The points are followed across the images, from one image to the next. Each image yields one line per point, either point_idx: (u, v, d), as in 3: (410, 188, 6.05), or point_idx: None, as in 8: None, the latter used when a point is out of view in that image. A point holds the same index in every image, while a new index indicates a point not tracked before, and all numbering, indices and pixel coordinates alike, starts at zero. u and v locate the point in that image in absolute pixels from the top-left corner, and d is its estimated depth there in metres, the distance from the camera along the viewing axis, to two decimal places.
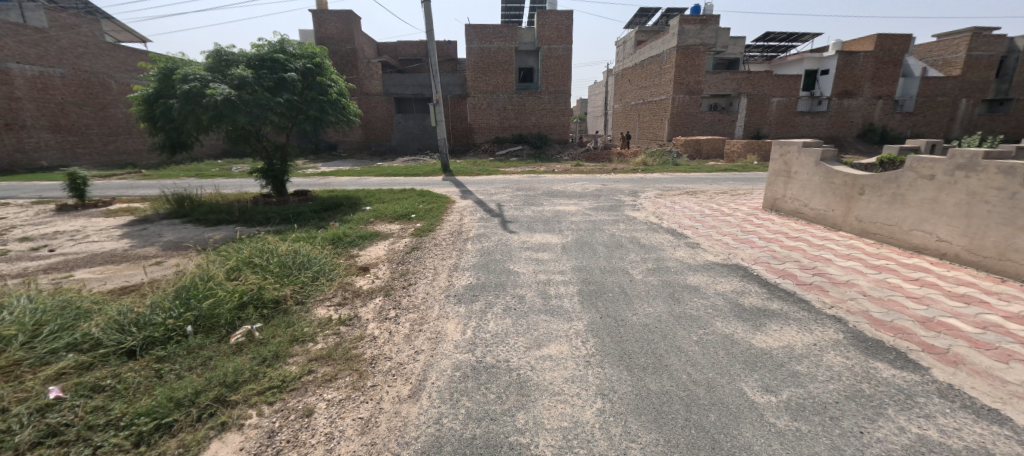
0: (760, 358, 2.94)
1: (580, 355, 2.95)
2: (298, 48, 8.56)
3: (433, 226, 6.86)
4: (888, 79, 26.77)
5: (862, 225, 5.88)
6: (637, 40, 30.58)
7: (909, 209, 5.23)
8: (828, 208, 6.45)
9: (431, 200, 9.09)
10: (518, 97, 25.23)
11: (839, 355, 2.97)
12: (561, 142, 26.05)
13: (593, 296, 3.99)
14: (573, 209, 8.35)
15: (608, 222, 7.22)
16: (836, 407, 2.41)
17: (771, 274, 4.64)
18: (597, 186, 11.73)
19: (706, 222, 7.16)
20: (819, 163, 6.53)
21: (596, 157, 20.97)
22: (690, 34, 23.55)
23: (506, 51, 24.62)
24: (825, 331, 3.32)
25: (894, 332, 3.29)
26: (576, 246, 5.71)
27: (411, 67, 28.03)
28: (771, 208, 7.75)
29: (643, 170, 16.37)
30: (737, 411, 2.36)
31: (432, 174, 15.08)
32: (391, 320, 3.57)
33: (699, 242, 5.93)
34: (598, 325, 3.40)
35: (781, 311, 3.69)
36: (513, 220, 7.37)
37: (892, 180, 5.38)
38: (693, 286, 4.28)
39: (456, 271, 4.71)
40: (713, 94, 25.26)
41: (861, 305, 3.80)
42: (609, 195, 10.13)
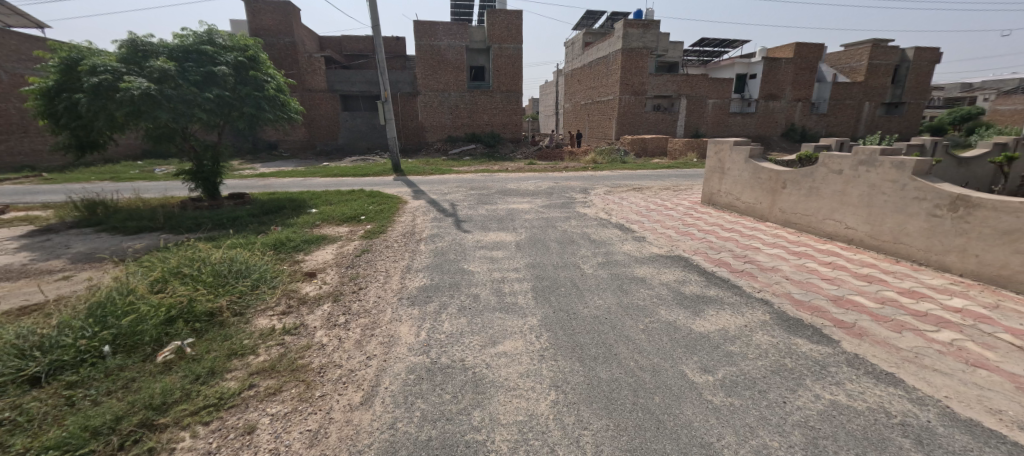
0: (699, 341, 3.16)
1: (534, 349, 3.01)
2: (228, 39, 7.96)
3: (384, 228, 6.66)
4: (805, 83, 29.55)
5: (785, 216, 6.47)
6: (584, 42, 31.48)
7: (822, 201, 5.82)
8: (757, 200, 7.03)
9: (382, 201, 8.82)
10: (470, 95, 25.08)
11: (767, 334, 3.27)
12: (513, 141, 26.21)
13: (547, 291, 4.09)
14: (526, 207, 8.47)
15: (561, 219, 7.40)
16: (764, 382, 2.64)
17: (708, 263, 4.98)
18: (549, 184, 11.95)
19: (651, 216, 7.53)
20: (748, 160, 7.10)
21: (548, 155, 21.32)
22: (634, 38, 24.64)
23: (457, 49, 24.41)
24: (754, 313, 3.64)
25: (811, 310, 3.67)
26: (530, 244, 5.79)
27: (357, 63, 26.99)
28: (708, 202, 8.31)
29: (593, 168, 16.87)
30: (679, 392, 2.53)
31: (382, 174, 14.61)
32: (340, 326, 3.43)
33: (644, 236, 6.24)
34: (551, 319, 3.49)
35: (717, 297, 4.00)
36: (467, 219, 7.33)
37: (808, 174, 5.97)
38: (640, 278, 4.50)
39: (409, 273, 4.63)
40: (656, 95, 26.57)
41: (784, 288, 4.19)
42: (561, 193, 10.37)
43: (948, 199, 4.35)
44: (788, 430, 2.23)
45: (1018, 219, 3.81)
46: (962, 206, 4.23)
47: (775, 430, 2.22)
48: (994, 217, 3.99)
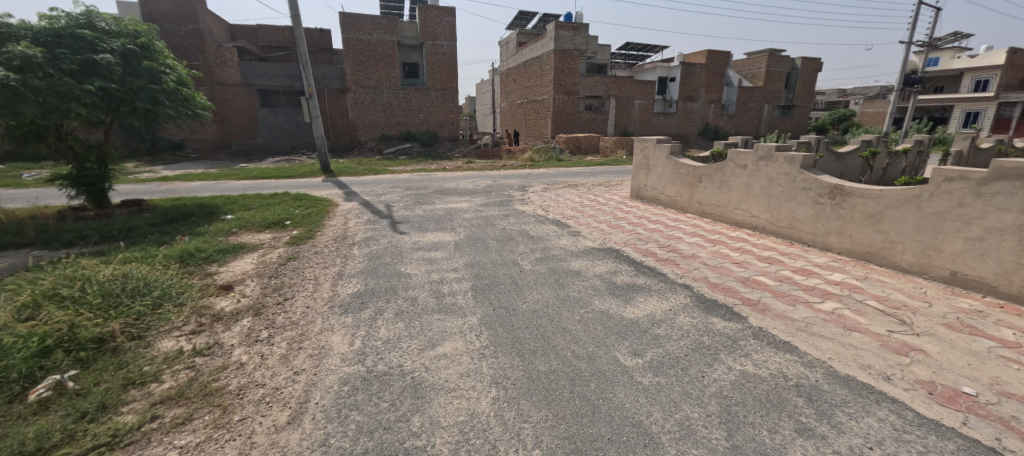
0: (630, 327, 3.36)
1: (474, 349, 3.01)
2: (113, 24, 6.93)
3: (312, 232, 6.25)
4: (716, 86, 32.50)
5: (701, 207, 7.08)
6: (518, 41, 32.00)
7: (731, 193, 6.45)
8: (677, 194, 7.61)
9: (310, 204, 8.25)
10: (403, 93, 24.30)
11: (688, 316, 3.56)
12: (449, 139, 25.86)
13: (486, 290, 4.09)
14: (464, 206, 8.39)
15: (499, 216, 7.44)
16: (687, 360, 2.87)
17: (637, 254, 5.30)
18: (487, 183, 11.96)
19: (585, 211, 7.86)
20: (670, 157, 7.67)
21: (486, 153, 21.32)
22: (565, 39, 25.52)
23: (388, 44, 23.50)
24: (677, 297, 3.95)
25: (725, 291, 4.07)
26: (468, 243, 5.75)
27: (276, 55, 24.96)
28: (636, 196, 8.82)
29: (530, 166, 17.18)
30: (612, 377, 2.67)
31: (308, 176, 13.66)
32: (262, 341, 3.17)
33: (579, 230, 6.48)
34: (491, 316, 3.51)
35: (645, 285, 4.27)
36: (404, 221, 7.12)
37: (720, 169, 6.58)
38: (575, 271, 4.67)
39: (341, 279, 4.39)
40: (588, 95, 27.65)
41: (702, 272, 4.59)
42: (499, 190, 10.43)
43: (829, 189, 5.03)
44: (707, 401, 2.45)
45: (879, 204, 4.52)
46: (840, 194, 4.92)
47: (695, 403, 2.42)
48: (863, 203, 4.69)
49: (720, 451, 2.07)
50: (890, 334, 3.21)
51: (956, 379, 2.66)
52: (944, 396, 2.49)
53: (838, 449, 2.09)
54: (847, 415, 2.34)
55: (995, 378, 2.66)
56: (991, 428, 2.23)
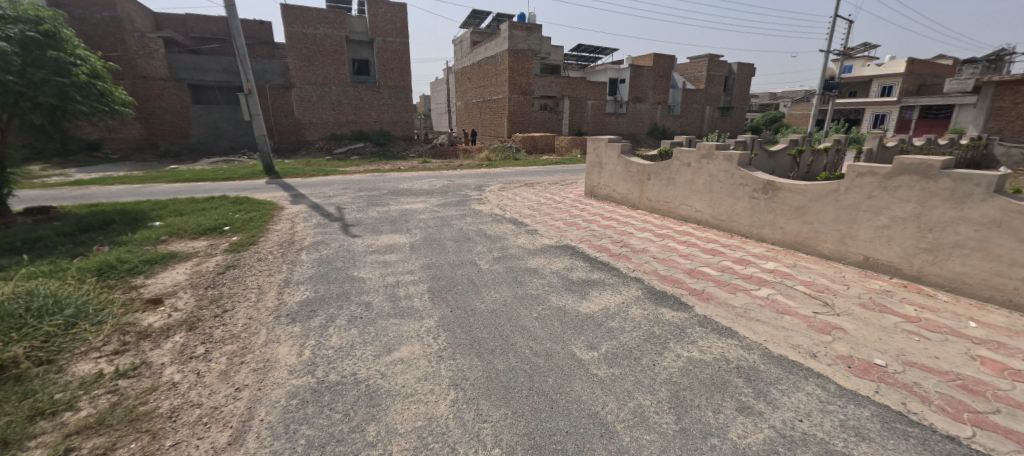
0: (585, 321, 3.44)
1: (431, 351, 2.95)
2: (8, 7, 6.08)
3: (255, 238, 5.87)
4: (662, 88, 34.13)
5: (650, 203, 7.40)
6: (472, 41, 31.90)
7: (677, 189, 6.79)
8: (629, 191, 7.89)
9: (251, 208, 7.73)
10: (353, 90, 23.39)
11: (639, 308, 3.71)
12: (404, 139, 25.22)
13: (444, 291, 4.04)
14: (420, 207, 8.21)
15: (456, 217, 7.36)
16: (639, 351, 2.99)
17: (592, 250, 5.45)
18: (444, 183, 11.80)
19: (542, 210, 7.96)
20: (621, 155, 7.94)
21: (442, 153, 21.01)
22: (519, 39, 25.75)
23: (335, 39, 22.50)
24: (630, 290, 4.11)
25: (673, 282, 4.28)
26: (424, 244, 5.64)
27: (209, 48, 23.17)
28: (590, 194, 9.06)
29: (487, 166, 17.13)
30: (570, 371, 2.73)
31: (250, 178, 12.79)
32: (198, 358, 2.93)
33: (536, 228, 6.56)
34: (448, 318, 3.47)
35: (600, 279, 4.41)
36: (356, 223, 6.86)
37: (666, 167, 6.91)
38: (532, 269, 4.72)
39: (289, 287, 4.15)
40: (542, 95, 28.01)
41: (652, 266, 4.80)
42: (456, 190, 10.33)
43: (762, 184, 5.43)
44: (658, 388, 2.56)
45: (805, 197, 4.95)
46: (771, 189, 5.33)
47: (647, 390, 2.53)
48: (791, 197, 5.11)
49: (670, 434, 2.18)
50: (816, 315, 3.53)
51: (870, 352, 2.97)
52: (861, 368, 2.78)
53: (774, 423, 2.26)
54: (780, 391, 2.55)
55: (901, 350, 3.00)
56: (898, 394, 2.51)
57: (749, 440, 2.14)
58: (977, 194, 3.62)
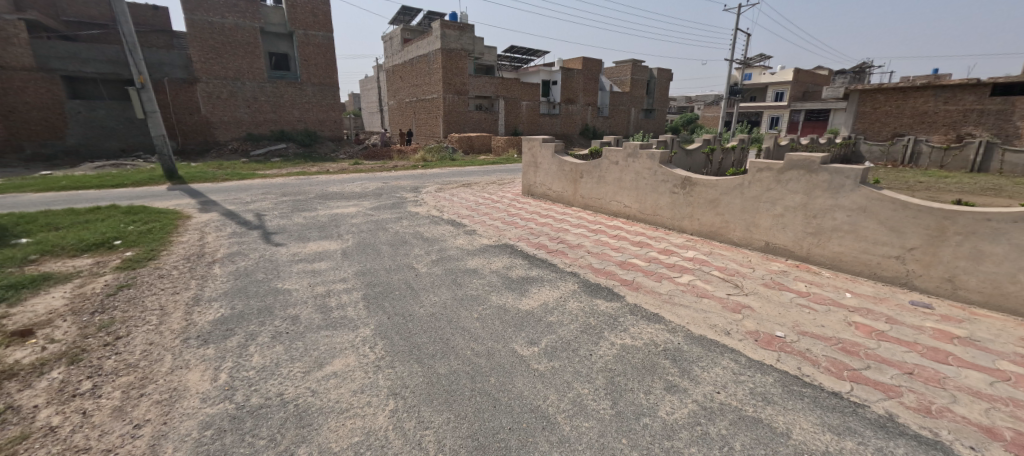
0: (525, 318, 3.51)
1: (368, 361, 2.84)
2: None
3: (155, 252, 5.22)
4: (591, 90, 35.73)
5: (584, 200, 7.72)
6: (402, 38, 31.07)
7: (608, 186, 7.16)
8: (564, 189, 8.17)
9: (151, 219, 6.85)
10: (272, 87, 21.67)
11: (576, 301, 3.87)
12: (331, 139, 23.86)
13: (380, 298, 3.88)
14: (352, 211, 7.81)
15: (392, 220, 7.12)
16: (577, 343, 3.11)
17: (530, 248, 5.57)
18: (377, 185, 11.34)
19: (480, 210, 7.97)
20: (555, 155, 8.20)
21: (374, 154, 20.17)
22: (451, 39, 25.57)
23: (248, 29, 20.77)
24: (567, 284, 4.27)
25: (606, 275, 4.52)
26: (357, 250, 5.38)
27: (90, 35, 20.16)
28: (526, 193, 9.23)
29: (423, 167, 16.74)
30: (511, 368, 2.77)
31: (149, 184, 11.32)
32: (85, 395, 2.54)
33: (475, 229, 6.55)
34: (386, 325, 3.36)
35: (538, 276, 4.52)
36: (279, 230, 6.37)
37: (597, 165, 7.26)
38: (472, 270, 4.72)
39: (200, 305, 3.75)
40: (477, 95, 28.00)
41: (586, 260, 5.02)
42: (390, 193, 9.98)
43: (681, 180, 5.91)
44: (594, 376, 2.69)
45: (717, 191, 5.46)
46: (689, 184, 5.81)
47: (585, 380, 2.65)
48: (705, 191, 5.62)
49: (607, 419, 2.30)
50: (729, 296, 3.92)
51: (773, 326, 3.36)
52: (766, 341, 3.13)
53: (697, 398, 2.48)
54: (700, 368, 2.80)
55: (797, 322, 3.43)
56: (795, 361, 2.88)
57: (676, 416, 2.33)
58: (848, 185, 4.24)
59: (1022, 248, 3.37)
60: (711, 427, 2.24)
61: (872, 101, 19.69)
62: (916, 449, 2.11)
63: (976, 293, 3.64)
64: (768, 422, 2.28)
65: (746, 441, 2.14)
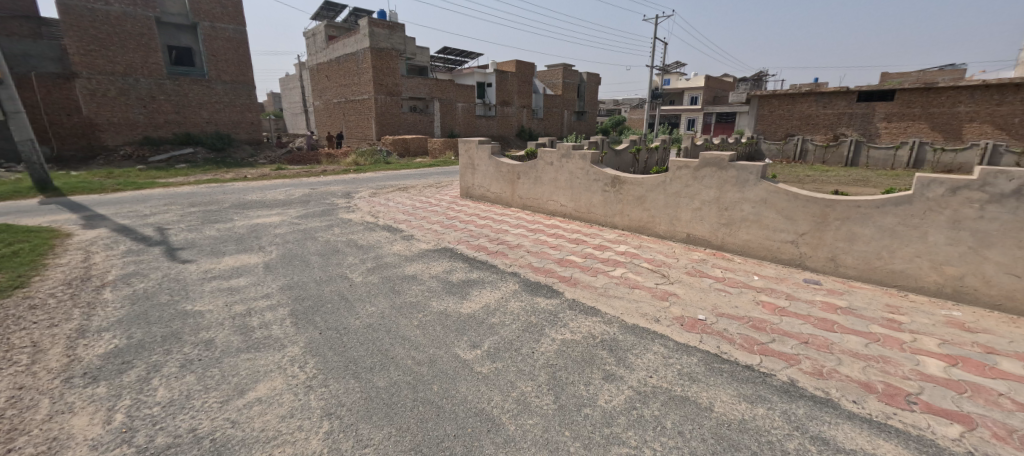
0: (467, 322, 3.48)
1: (298, 382, 2.64)
2: None
3: (24, 279, 4.42)
4: (525, 93, 36.44)
5: (522, 201, 7.83)
6: (327, 35, 29.44)
7: (544, 186, 7.32)
8: (502, 190, 8.22)
9: (19, 239, 5.82)
10: (175, 85, 19.45)
11: (517, 300, 3.91)
12: (248, 143, 21.96)
13: (310, 313, 3.63)
14: (275, 221, 7.22)
15: (321, 228, 6.71)
16: (519, 342, 3.14)
17: (470, 250, 5.53)
18: (304, 191, 10.61)
19: (417, 214, 7.76)
20: (491, 156, 8.23)
21: (299, 158, 18.86)
22: (381, 37, 24.74)
23: (141, 19, 18.46)
24: (508, 285, 4.30)
25: (546, 272, 4.62)
26: (283, 263, 4.99)
27: None
28: (465, 195, 9.17)
29: (354, 171, 15.97)
30: (454, 374, 2.73)
31: (14, 198, 9.58)
32: None
33: (412, 233, 6.36)
34: (317, 341, 3.14)
35: (480, 278, 4.51)
36: (187, 246, 5.71)
37: (532, 166, 7.40)
38: (411, 276, 4.58)
39: (86, 338, 3.24)
40: (411, 96, 27.31)
41: (526, 259, 5.08)
42: (319, 199, 9.39)
43: (611, 179, 6.21)
44: (537, 373, 2.74)
45: (643, 188, 5.83)
46: (618, 182, 6.14)
47: (527, 377, 2.69)
48: (632, 188, 5.97)
49: (550, 413, 2.35)
50: (658, 286, 4.19)
51: (696, 310, 3.65)
52: (690, 325, 3.39)
53: (632, 384, 2.62)
54: (634, 355, 2.96)
55: (715, 305, 3.76)
56: (715, 341, 3.15)
57: (614, 403, 2.43)
58: (751, 180, 4.74)
59: (884, 228, 3.99)
60: (645, 410, 2.38)
61: (768, 105, 22.22)
62: (813, 407, 2.40)
63: (853, 269, 4.24)
64: (694, 399, 2.47)
65: (676, 418, 2.30)
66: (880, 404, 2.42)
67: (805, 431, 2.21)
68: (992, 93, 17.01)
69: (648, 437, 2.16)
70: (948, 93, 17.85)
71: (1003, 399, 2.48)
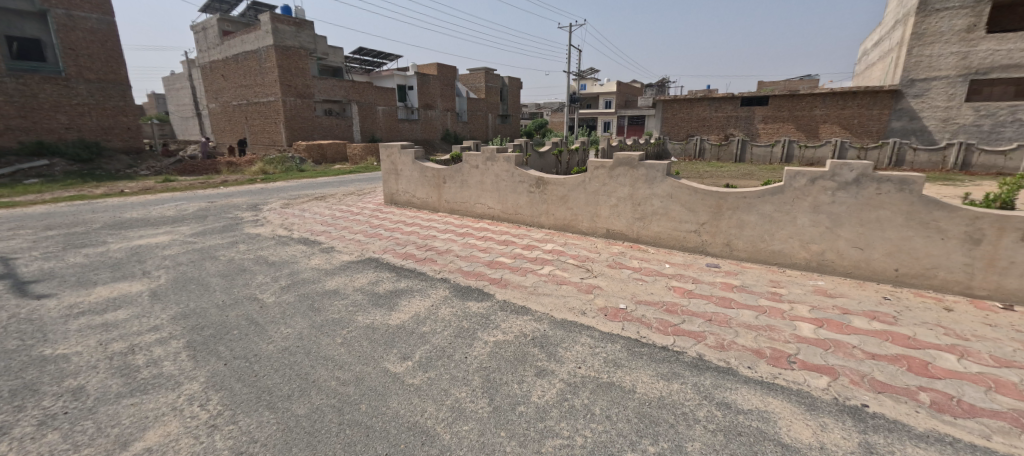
0: (396, 334, 3.35)
1: (200, 423, 2.34)
2: None
3: None
4: (448, 96, 36.12)
5: (449, 205, 7.74)
6: (221, 30, 26.58)
7: (471, 190, 7.32)
8: (428, 195, 8.05)
9: None
10: (21, 83, 16.21)
11: (448, 307, 3.85)
12: (124, 152, 19.00)
13: (211, 343, 3.23)
14: (163, 241, 6.33)
15: (224, 246, 6.03)
16: (451, 349, 3.10)
17: (397, 259, 5.34)
18: (202, 205, 9.46)
19: (337, 224, 7.32)
20: (415, 161, 8.03)
21: (192, 168, 16.72)
22: (286, 35, 22.93)
23: None
24: (438, 291, 4.22)
25: (475, 276, 4.61)
26: (175, 289, 4.38)
27: None
28: (389, 202, 8.83)
29: (262, 180, 14.59)
30: (383, 390, 2.62)
31: None
32: None
33: (332, 245, 5.98)
34: (223, 373, 2.81)
35: (408, 287, 4.37)
36: (46, 277, 4.79)
37: (458, 170, 7.35)
38: (332, 291, 4.29)
39: None
40: (325, 99, 25.66)
41: (456, 265, 5.03)
42: (220, 213, 8.42)
43: (535, 180, 6.40)
44: (471, 378, 2.73)
45: (565, 188, 6.08)
46: (542, 183, 6.34)
47: (461, 383, 2.67)
48: (555, 188, 6.20)
49: (485, 416, 2.35)
50: (583, 280, 4.41)
51: (617, 300, 3.90)
52: (612, 314, 3.61)
53: (563, 377, 2.72)
54: (564, 348, 3.08)
55: (634, 293, 4.06)
56: (635, 327, 3.39)
57: (546, 397, 2.51)
58: (659, 177, 5.18)
59: (765, 215, 4.60)
60: (576, 400, 2.48)
61: (671, 109, 24.54)
62: (718, 377, 2.70)
63: (744, 252, 4.83)
64: (618, 384, 2.64)
65: (604, 404, 2.44)
66: (768, 367, 2.79)
67: (712, 399, 2.47)
68: (838, 98, 20.24)
69: (579, 425, 2.26)
70: (807, 99, 21.10)
71: (858, 350, 2.99)
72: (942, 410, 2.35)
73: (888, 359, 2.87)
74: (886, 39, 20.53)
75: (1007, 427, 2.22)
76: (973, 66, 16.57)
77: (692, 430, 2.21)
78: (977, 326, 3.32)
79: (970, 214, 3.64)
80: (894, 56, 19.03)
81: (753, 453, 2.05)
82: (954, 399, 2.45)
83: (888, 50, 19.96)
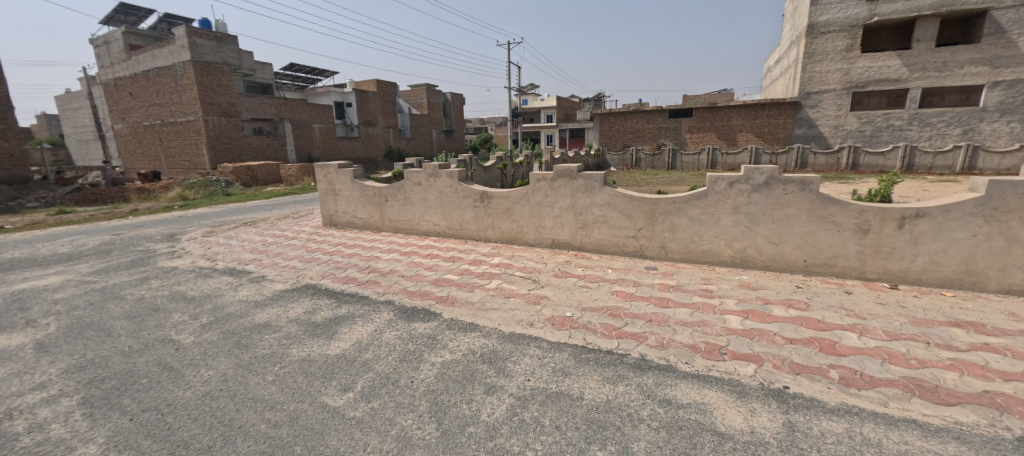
0: (335, 364, 3.15)
1: None
2: None
3: None
4: (389, 112, 35.39)
5: (392, 223, 7.52)
6: (128, 44, 24.21)
7: (414, 207, 7.13)
8: (369, 215, 7.77)
9: None
10: None
11: (393, 330, 3.70)
12: (5, 181, 16.49)
13: (113, 397, 2.82)
14: (54, 282, 5.51)
15: (132, 283, 5.38)
16: (395, 375, 2.96)
17: (337, 283, 5.07)
18: (108, 238, 8.41)
19: (270, 250, 6.83)
20: (354, 180, 7.73)
21: (93, 196, 14.81)
22: (205, 50, 21.38)
23: None
24: (382, 315, 4.03)
25: (422, 295, 4.49)
26: (69, 337, 3.81)
27: None
28: (328, 224, 8.38)
29: (181, 207, 13.29)
30: (322, 427, 2.43)
31: None
32: None
33: (264, 274, 5.55)
34: (127, 430, 2.46)
35: (348, 314, 4.12)
36: None
37: (400, 188, 7.16)
38: (262, 325, 3.94)
39: None
40: (253, 118, 24.03)
41: (400, 285, 4.87)
42: (130, 246, 7.55)
43: (479, 195, 6.40)
44: (418, 404, 2.61)
45: (509, 201, 6.15)
46: (486, 198, 6.35)
47: (408, 411, 2.54)
48: (500, 202, 6.24)
49: (432, 443, 2.26)
50: (530, 291, 4.44)
51: (564, 309, 3.96)
52: (560, 323, 3.67)
53: (512, 391, 2.70)
54: (513, 362, 3.08)
55: (579, 300, 4.16)
56: (581, 334, 3.46)
57: (496, 414, 2.47)
58: (597, 186, 5.40)
59: (693, 218, 4.94)
60: (526, 413, 2.47)
61: (608, 122, 25.86)
62: (661, 375, 2.81)
63: (678, 253, 5.14)
64: (567, 392, 2.67)
65: (553, 415, 2.44)
66: (703, 360, 2.97)
67: (654, 397, 2.58)
68: (750, 109, 22.11)
69: (529, 439, 2.25)
70: (724, 111, 22.95)
71: (779, 336, 3.27)
72: (849, 384, 2.63)
73: (804, 342, 3.16)
74: (785, 57, 23.12)
75: (900, 393, 2.53)
76: (854, 80, 19.20)
77: (637, 430, 2.28)
78: (872, 305, 3.78)
79: (859, 207, 4.15)
80: (793, 72, 21.42)
81: (693, 445, 2.15)
82: (858, 372, 2.75)
83: (788, 66, 22.47)
